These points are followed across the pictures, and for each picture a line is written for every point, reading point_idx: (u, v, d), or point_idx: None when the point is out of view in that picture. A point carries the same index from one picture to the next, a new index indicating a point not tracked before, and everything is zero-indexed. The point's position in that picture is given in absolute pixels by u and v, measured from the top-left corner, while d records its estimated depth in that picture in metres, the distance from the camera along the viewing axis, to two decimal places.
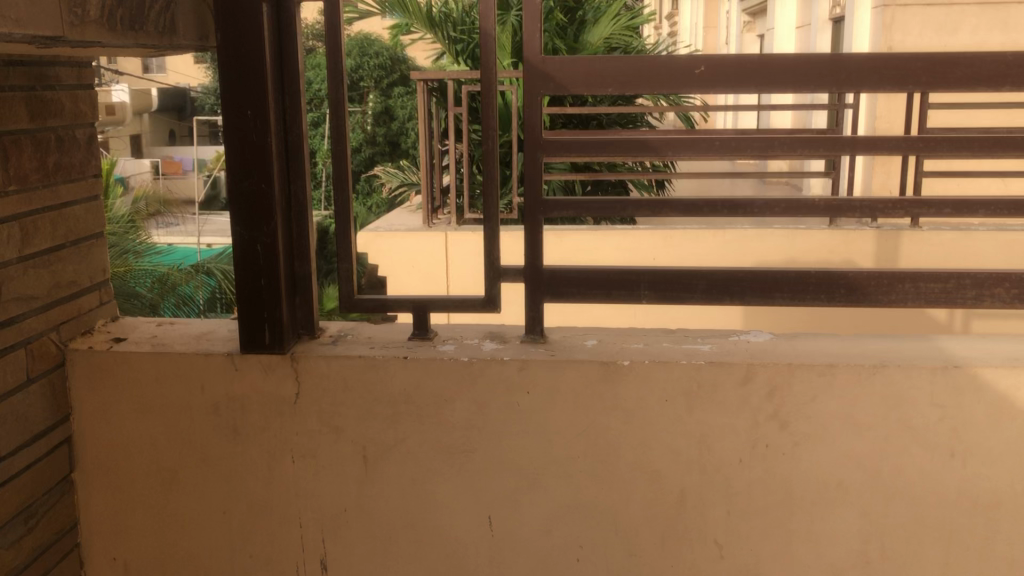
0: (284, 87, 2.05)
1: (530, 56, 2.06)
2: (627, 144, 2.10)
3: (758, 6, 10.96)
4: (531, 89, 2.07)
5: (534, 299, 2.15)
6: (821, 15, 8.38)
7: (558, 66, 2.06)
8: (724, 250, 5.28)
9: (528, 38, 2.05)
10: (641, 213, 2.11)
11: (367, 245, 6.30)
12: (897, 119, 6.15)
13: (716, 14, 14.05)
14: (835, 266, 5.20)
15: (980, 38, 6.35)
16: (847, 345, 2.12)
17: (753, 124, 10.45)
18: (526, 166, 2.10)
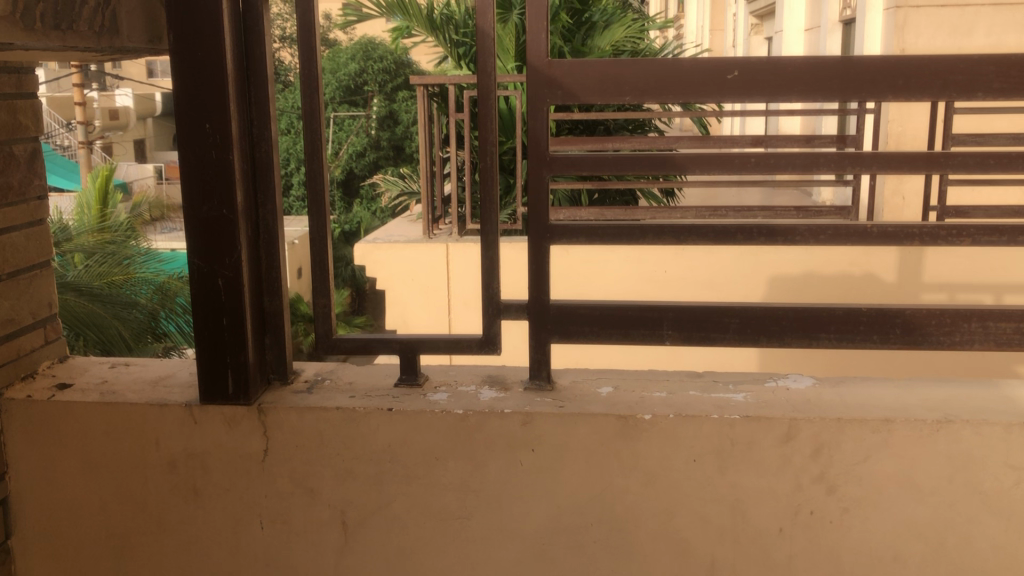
0: (250, 96, 1.78)
1: (534, 60, 1.77)
2: (647, 161, 1.81)
3: (765, 8, 10.67)
4: (535, 97, 1.78)
5: (539, 339, 1.86)
6: (832, 17, 8.08)
7: (567, 70, 1.77)
8: (739, 263, 4.97)
9: (532, 38, 1.76)
10: (663, 240, 1.82)
11: (365, 257, 6.01)
12: (918, 125, 5.84)
13: (722, 18, 13.80)
14: (856, 280, 4.88)
15: (994, 39, 6.00)
16: (903, 393, 1.83)
17: (762, 128, 10.16)
18: (530, 187, 1.81)
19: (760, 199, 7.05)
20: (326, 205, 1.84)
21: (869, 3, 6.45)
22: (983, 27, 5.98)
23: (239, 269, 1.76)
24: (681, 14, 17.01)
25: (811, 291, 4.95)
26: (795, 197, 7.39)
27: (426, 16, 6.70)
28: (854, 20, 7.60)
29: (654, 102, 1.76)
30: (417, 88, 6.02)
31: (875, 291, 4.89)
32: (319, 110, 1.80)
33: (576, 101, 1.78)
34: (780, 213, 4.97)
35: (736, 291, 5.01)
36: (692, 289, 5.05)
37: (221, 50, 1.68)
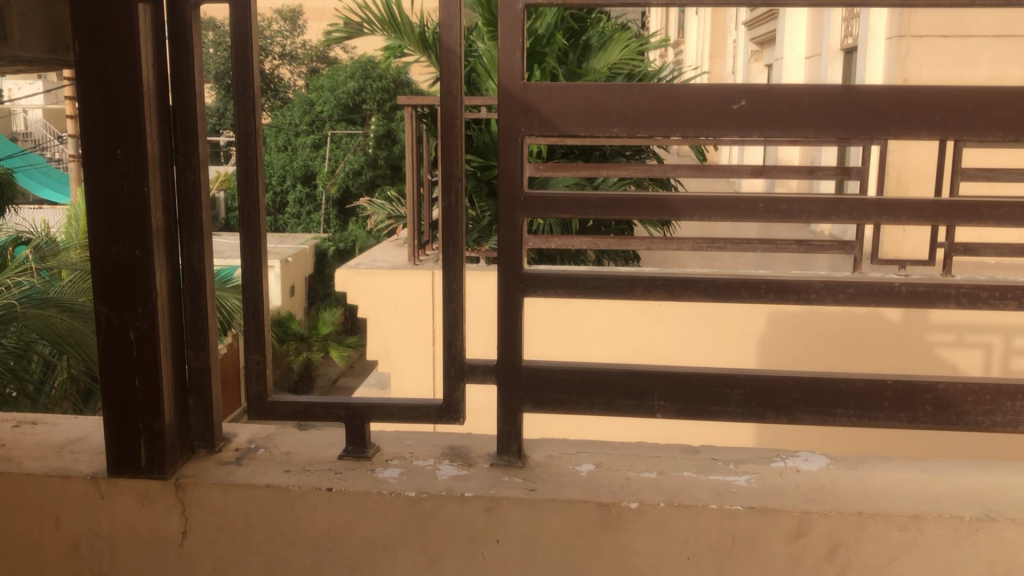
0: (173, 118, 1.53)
1: (506, 82, 1.51)
2: (639, 204, 1.53)
3: (766, 35, 10.49)
4: (506, 127, 1.52)
5: (509, 408, 1.59)
6: (833, 45, 7.88)
7: (543, 96, 1.51)
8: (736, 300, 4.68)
9: (504, 57, 1.51)
10: (655, 295, 1.54)
11: (346, 283, 5.72)
12: (925, 158, 5.58)
13: (723, 44, 13.62)
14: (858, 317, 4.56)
15: (998, 71, 5.55)
16: (932, 481, 1.56)
17: (760, 158, 9.95)
18: (500, 228, 1.55)
19: (759, 232, 6.77)
20: (262, 245, 1.59)
21: (870, 31, 6.24)
22: (988, 57, 5.55)
23: (155, 321, 1.50)
24: (681, 40, 16.79)
25: (812, 336, 4.56)
26: (796, 230, 7.11)
27: (418, 35, 6.46)
28: (856, 48, 7.36)
29: (645, 137, 1.49)
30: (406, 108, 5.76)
31: (884, 339, 4.51)
32: (256, 137, 1.55)
33: (555, 131, 1.51)
34: (780, 246, 4.67)
35: (736, 330, 4.63)
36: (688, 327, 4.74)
37: (137, 64, 1.43)
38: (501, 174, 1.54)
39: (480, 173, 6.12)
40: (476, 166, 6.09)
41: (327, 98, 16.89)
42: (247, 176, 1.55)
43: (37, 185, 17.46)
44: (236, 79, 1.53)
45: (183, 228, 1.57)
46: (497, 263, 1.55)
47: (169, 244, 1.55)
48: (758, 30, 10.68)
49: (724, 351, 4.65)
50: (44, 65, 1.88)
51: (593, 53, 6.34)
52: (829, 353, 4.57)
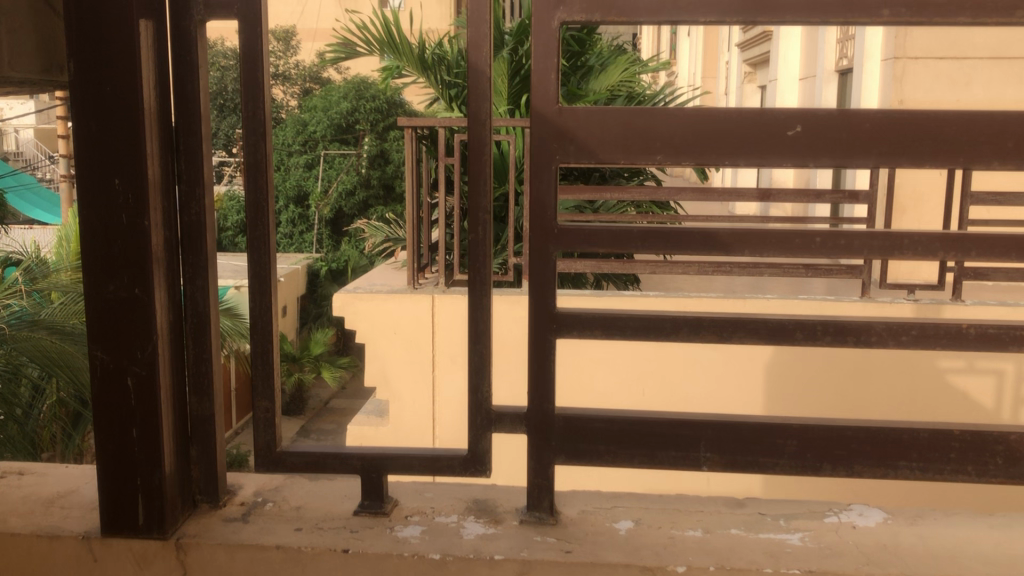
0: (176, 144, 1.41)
1: (540, 106, 1.39)
2: (683, 237, 1.41)
3: (759, 57, 10.46)
4: (538, 155, 1.39)
5: (541, 460, 1.46)
6: (828, 66, 7.83)
7: (579, 122, 1.38)
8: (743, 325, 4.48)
9: (537, 80, 1.39)
10: (701, 338, 1.42)
11: (344, 308, 5.58)
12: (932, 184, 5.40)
13: (715, 64, 13.61)
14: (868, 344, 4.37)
15: (992, 93, 5.40)
16: (1002, 539, 1.43)
17: (755, 179, 9.89)
18: (531, 265, 1.42)
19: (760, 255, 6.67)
20: (271, 282, 1.46)
21: (866, 53, 6.17)
22: (983, 78, 5.40)
23: (155, 367, 1.37)
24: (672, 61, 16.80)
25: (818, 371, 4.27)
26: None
27: (417, 56, 6.37)
28: (850, 70, 7.29)
29: (690, 165, 1.36)
30: (405, 129, 5.65)
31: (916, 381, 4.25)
32: (266, 165, 1.43)
33: (592, 159, 1.38)
34: (788, 271, 4.55)
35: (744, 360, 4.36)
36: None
37: (138, 86, 1.31)
38: (532, 205, 1.41)
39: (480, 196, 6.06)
40: None
41: (320, 118, 16.80)
42: (258, 206, 1.43)
43: (27, 207, 17.30)
44: (246, 102, 1.42)
45: (187, 262, 1.44)
46: (528, 303, 1.42)
47: (172, 281, 1.43)
48: (751, 51, 10.65)
49: (733, 398, 4.30)
50: (35, 86, 1.75)
51: (593, 76, 6.23)
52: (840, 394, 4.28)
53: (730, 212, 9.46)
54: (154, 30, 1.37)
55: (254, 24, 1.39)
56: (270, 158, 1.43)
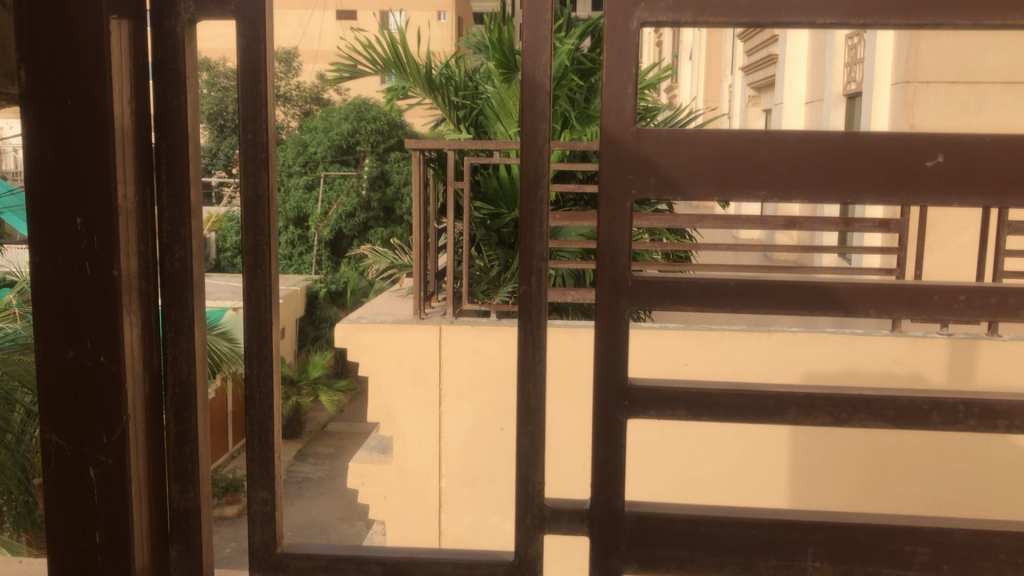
0: (157, 171, 1.13)
1: (614, 132, 1.14)
2: (792, 292, 1.14)
3: (764, 81, 10.22)
4: (613, 186, 1.14)
5: (606, 567, 1.17)
6: (835, 90, 7.56)
7: (663, 147, 1.13)
8: (767, 356, 4.15)
9: (611, 98, 1.14)
10: (812, 419, 1.14)
11: (346, 338, 5.27)
12: (959, 218, 5.03)
13: (718, 88, 13.40)
14: (900, 382, 4.05)
15: (1005, 117, 5.04)
16: None
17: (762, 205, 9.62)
18: (602, 326, 1.16)
19: None
20: (271, 343, 1.18)
21: (874, 78, 5.90)
22: (995, 104, 5.07)
23: (125, 454, 1.08)
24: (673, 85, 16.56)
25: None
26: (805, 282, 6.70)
27: (424, 75, 6.11)
28: (858, 94, 7.02)
29: (803, 202, 1.10)
30: (412, 151, 5.38)
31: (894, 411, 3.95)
32: (269, 200, 1.15)
33: (680, 194, 1.13)
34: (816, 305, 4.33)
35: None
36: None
37: (108, 98, 1.03)
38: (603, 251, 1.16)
39: (490, 221, 5.78)
40: (485, 214, 5.76)
41: (321, 139, 16.55)
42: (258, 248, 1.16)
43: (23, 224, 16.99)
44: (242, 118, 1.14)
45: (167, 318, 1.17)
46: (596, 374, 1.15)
47: (149, 342, 1.15)
48: (756, 75, 10.42)
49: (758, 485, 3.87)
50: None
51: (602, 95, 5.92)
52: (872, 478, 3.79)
53: (735, 238, 9.17)
54: (132, 31, 1.09)
55: (254, 25, 1.12)
56: (273, 189, 1.16)
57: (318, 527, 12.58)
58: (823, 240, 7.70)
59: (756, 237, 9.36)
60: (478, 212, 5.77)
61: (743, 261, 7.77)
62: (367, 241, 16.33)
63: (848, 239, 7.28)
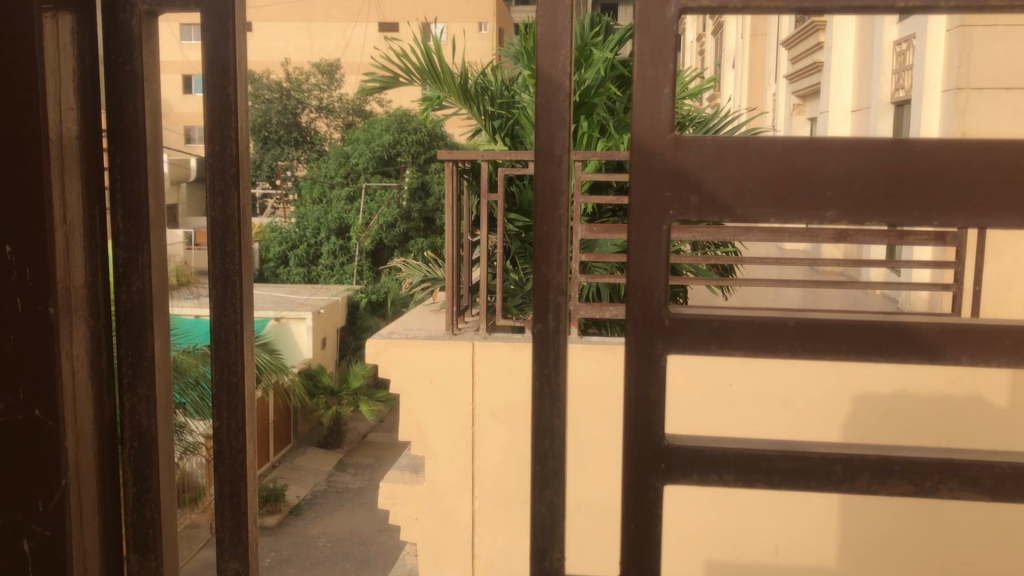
0: (105, 191, 0.98)
1: (650, 142, 0.98)
2: (865, 332, 0.96)
3: (810, 89, 9.91)
4: (647, 204, 0.98)
5: None
6: (883, 97, 7.26)
7: (707, 157, 0.96)
8: (816, 377, 3.94)
9: (642, 102, 0.98)
10: (888, 489, 0.95)
11: (375, 354, 5.11)
12: None
13: (762, 97, 13.10)
14: (959, 405, 3.79)
15: None
16: None
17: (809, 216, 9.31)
18: (637, 372, 0.99)
19: (823, 302, 6.11)
20: (239, 388, 1.01)
21: (926, 83, 5.62)
22: None
23: (64, 518, 0.95)
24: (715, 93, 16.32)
25: (904, 427, 3.86)
26: (854, 297, 6.43)
27: (459, 84, 5.97)
28: (907, 102, 6.75)
29: (877, 224, 0.94)
30: (444, 161, 5.22)
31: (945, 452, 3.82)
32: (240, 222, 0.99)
33: (730, 216, 0.96)
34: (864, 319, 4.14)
35: (814, 416, 3.97)
36: (759, 410, 4.02)
37: (38, 111, 0.90)
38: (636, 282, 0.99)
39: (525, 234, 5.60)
40: (520, 226, 5.58)
41: (363, 151, 16.53)
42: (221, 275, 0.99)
43: None
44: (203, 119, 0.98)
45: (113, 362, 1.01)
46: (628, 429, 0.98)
47: (99, 390, 0.99)
48: (802, 83, 10.12)
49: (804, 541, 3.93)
50: None
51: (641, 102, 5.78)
52: (919, 548, 3.83)
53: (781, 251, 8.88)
54: (71, 29, 0.94)
55: (212, 16, 0.96)
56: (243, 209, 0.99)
57: (357, 538, 12.54)
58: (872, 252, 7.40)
59: (800, 250, 9.08)
60: (513, 224, 5.59)
61: (787, 274, 7.51)
62: (407, 252, 16.23)
63: (897, 252, 6.99)
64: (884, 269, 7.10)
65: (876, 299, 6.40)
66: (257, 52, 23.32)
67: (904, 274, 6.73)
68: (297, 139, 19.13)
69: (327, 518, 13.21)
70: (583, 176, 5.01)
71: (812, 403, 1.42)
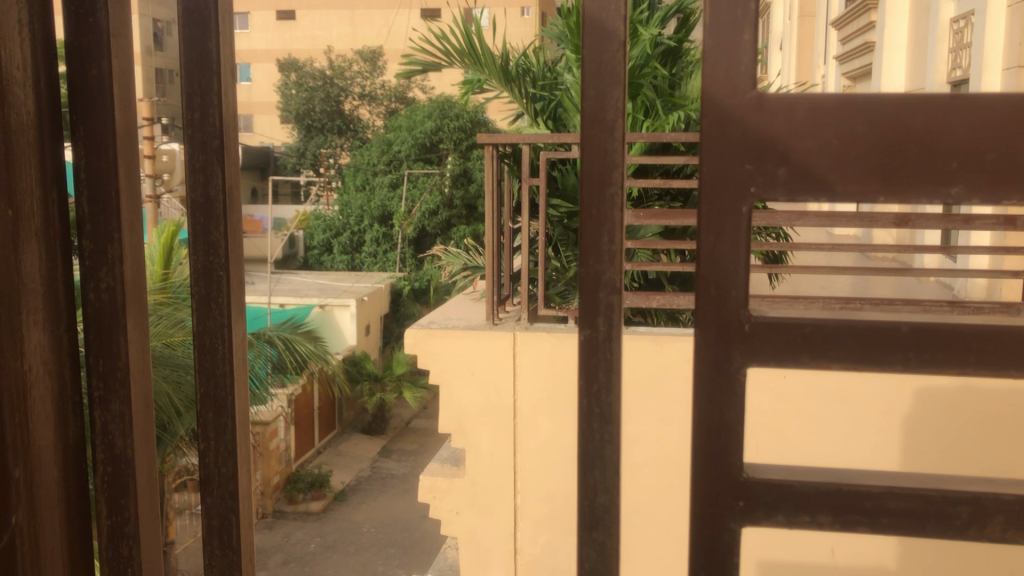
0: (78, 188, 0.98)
1: (732, 110, 0.91)
2: (993, 342, 0.87)
3: (861, 70, 9.55)
4: (724, 173, 0.91)
5: None
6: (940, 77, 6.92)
7: (801, 129, 0.89)
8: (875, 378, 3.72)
9: (718, 67, 0.91)
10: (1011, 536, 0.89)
11: (415, 345, 4.96)
12: None
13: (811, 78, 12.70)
14: None
15: None
16: None
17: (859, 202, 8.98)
18: (717, 384, 0.92)
19: (877, 291, 5.87)
20: (221, 377, 1.02)
21: (990, 61, 5.33)
22: None
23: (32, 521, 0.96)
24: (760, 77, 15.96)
25: (971, 427, 3.65)
26: (910, 286, 6.17)
27: (500, 67, 5.78)
28: (964, 81, 6.42)
29: (997, 202, 0.87)
30: (485, 146, 5.05)
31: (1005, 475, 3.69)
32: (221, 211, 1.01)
33: (831, 192, 0.89)
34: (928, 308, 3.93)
35: (874, 412, 3.75)
36: (816, 406, 3.82)
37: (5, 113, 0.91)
38: (705, 265, 0.92)
39: (568, 220, 5.42)
40: (563, 212, 5.38)
41: (405, 137, 16.43)
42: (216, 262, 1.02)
43: None
44: (197, 100, 1.00)
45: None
46: (716, 456, 0.93)
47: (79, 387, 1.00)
48: (853, 63, 9.76)
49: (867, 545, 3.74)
50: None
51: (687, 79, 5.67)
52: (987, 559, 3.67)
53: (830, 237, 8.59)
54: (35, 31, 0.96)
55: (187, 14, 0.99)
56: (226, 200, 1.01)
57: (401, 525, 12.49)
58: (928, 238, 7.11)
59: (851, 234, 8.77)
60: (556, 210, 5.40)
61: (836, 261, 7.23)
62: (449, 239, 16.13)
63: (955, 237, 6.69)
64: (941, 256, 6.80)
65: (931, 286, 6.12)
66: (300, 41, 23.42)
67: (962, 261, 6.44)
68: (340, 127, 19.18)
69: (371, 504, 13.18)
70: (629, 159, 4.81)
71: (898, 409, 1.27)
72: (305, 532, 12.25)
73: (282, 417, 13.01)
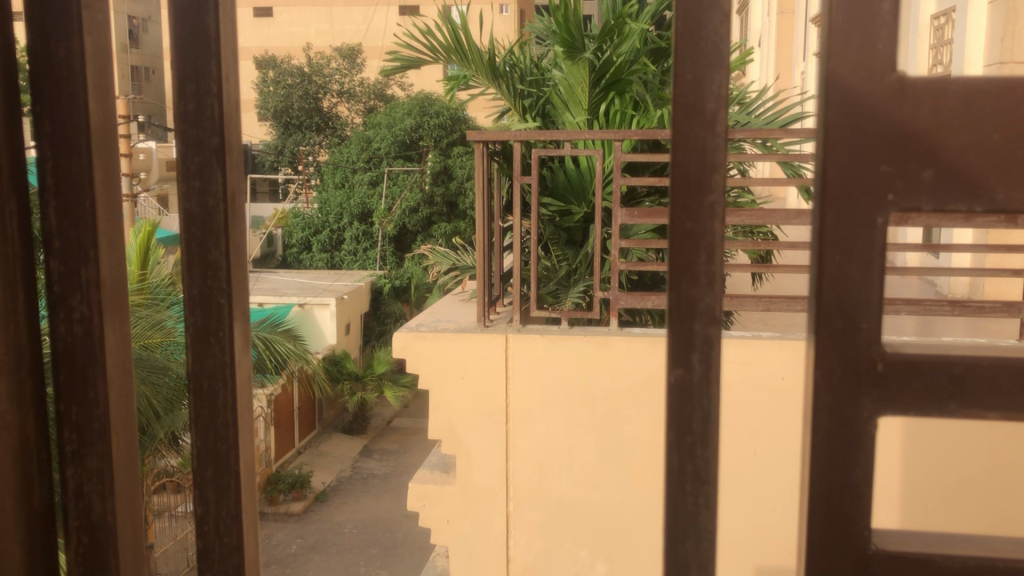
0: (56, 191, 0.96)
1: (874, 98, 0.81)
2: None
3: None
4: (856, 179, 0.82)
5: None
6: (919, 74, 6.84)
7: (958, 126, 0.80)
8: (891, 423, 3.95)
9: (857, 46, 0.80)
10: None
11: (404, 349, 4.78)
12: None
13: (790, 72, 12.71)
14: None
15: None
16: None
17: None
18: (843, 432, 0.83)
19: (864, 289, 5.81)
20: (216, 389, 0.96)
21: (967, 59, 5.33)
22: None
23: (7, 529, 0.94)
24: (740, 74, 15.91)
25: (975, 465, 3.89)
26: (896, 284, 6.12)
27: (488, 62, 5.61)
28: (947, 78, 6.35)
29: None
30: (475, 143, 4.89)
31: (992, 508, 3.90)
32: (219, 217, 0.95)
33: (991, 196, 0.80)
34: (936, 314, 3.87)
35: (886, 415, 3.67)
36: None
37: None
38: (831, 293, 0.82)
39: (559, 219, 5.28)
40: (554, 211, 5.25)
41: (384, 135, 16.26)
42: (208, 270, 0.96)
43: None
44: (191, 93, 0.94)
45: (71, 368, 0.97)
46: (846, 518, 0.84)
47: (59, 394, 0.98)
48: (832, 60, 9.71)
49: None
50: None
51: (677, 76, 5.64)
52: None
53: (813, 235, 8.52)
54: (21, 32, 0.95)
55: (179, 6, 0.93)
56: (222, 202, 0.95)
57: (383, 525, 12.32)
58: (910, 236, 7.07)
59: None
60: (547, 209, 5.25)
61: None
62: (430, 237, 15.99)
63: (938, 234, 6.65)
64: (924, 254, 6.78)
65: (917, 285, 6.08)
66: (279, 37, 23.19)
67: (946, 258, 6.40)
68: (318, 124, 19.02)
69: (353, 505, 13.00)
70: (622, 157, 4.68)
71: (967, 428, 1.15)
72: (286, 534, 12.04)
73: (262, 418, 12.90)
